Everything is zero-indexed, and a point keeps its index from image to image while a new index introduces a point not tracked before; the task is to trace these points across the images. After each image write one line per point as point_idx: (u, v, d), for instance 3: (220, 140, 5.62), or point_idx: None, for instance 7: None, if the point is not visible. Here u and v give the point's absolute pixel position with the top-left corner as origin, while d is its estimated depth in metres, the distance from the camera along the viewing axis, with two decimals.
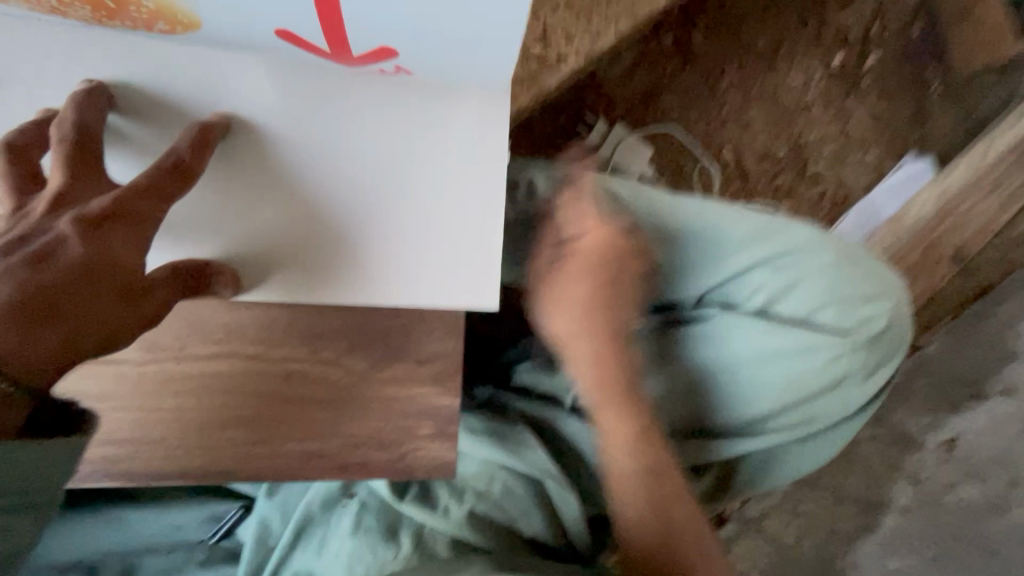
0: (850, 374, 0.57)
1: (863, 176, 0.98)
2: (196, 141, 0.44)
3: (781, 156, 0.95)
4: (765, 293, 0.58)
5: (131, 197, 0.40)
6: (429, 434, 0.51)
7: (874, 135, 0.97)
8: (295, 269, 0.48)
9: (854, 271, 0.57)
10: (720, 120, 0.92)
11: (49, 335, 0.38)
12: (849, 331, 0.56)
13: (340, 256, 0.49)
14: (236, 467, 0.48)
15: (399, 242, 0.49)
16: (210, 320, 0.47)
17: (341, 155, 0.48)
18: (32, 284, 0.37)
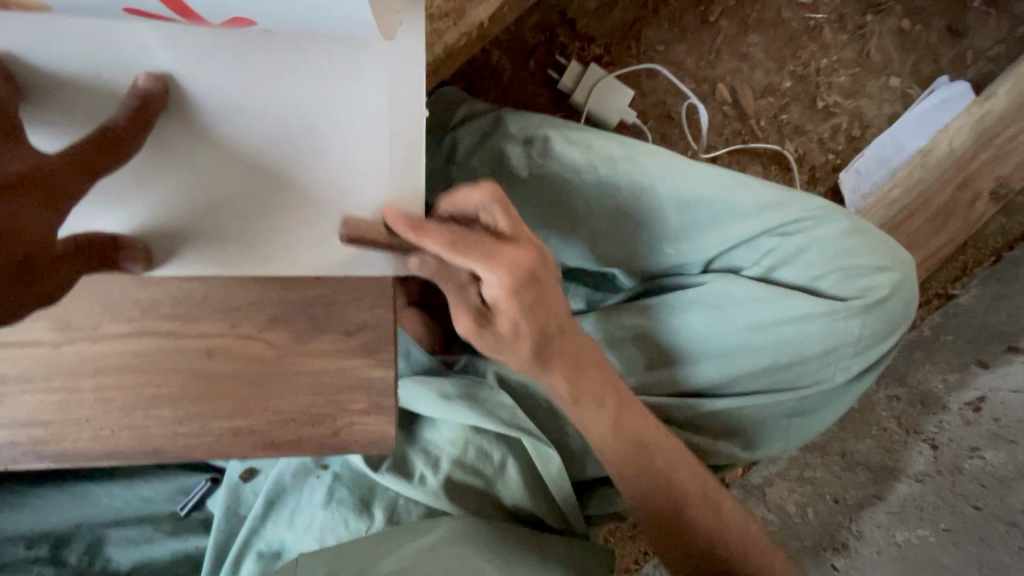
0: (844, 342, 0.57)
1: (886, 104, 0.86)
2: (133, 109, 0.41)
3: (787, 89, 0.84)
4: (770, 259, 0.58)
5: (54, 169, 0.37)
6: (364, 408, 0.48)
7: (900, 56, 0.85)
8: (211, 240, 0.46)
9: (863, 242, 0.57)
10: (715, 52, 0.81)
11: None
12: (849, 300, 0.56)
13: (263, 227, 0.46)
14: (164, 446, 0.46)
15: (320, 206, 0.46)
16: (124, 296, 0.46)
17: (273, 122, 0.44)
18: None
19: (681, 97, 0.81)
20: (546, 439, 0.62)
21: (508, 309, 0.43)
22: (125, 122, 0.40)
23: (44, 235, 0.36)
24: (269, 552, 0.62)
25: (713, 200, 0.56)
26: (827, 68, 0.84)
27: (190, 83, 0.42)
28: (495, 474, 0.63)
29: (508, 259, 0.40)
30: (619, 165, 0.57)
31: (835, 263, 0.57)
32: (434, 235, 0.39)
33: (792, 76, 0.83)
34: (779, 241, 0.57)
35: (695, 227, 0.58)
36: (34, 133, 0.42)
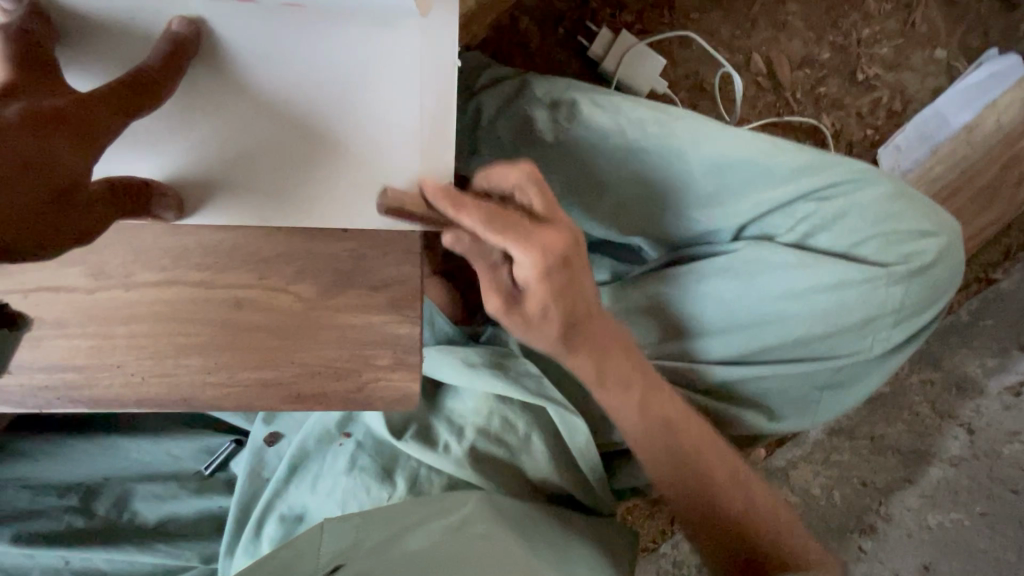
0: (883, 311, 0.56)
1: (930, 78, 0.82)
2: (166, 55, 0.41)
3: (826, 61, 0.81)
4: (806, 225, 0.56)
5: (87, 104, 0.38)
6: (389, 364, 0.48)
7: (947, 27, 0.81)
8: (242, 191, 0.46)
9: (906, 207, 0.55)
10: (751, 21, 0.79)
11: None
12: (889, 266, 0.55)
13: (293, 178, 0.46)
14: (192, 395, 0.47)
15: (351, 159, 0.46)
16: (156, 244, 0.46)
17: (304, 73, 0.44)
18: None
19: (714, 67, 0.79)
20: (571, 407, 0.62)
21: (538, 291, 0.43)
22: (160, 65, 0.40)
23: (73, 172, 0.37)
24: (292, 515, 0.62)
25: (750, 163, 0.54)
26: (869, 39, 0.81)
27: (222, 34, 0.42)
28: (520, 445, 0.62)
29: (545, 242, 0.40)
30: (648, 129, 0.55)
31: (876, 229, 0.55)
32: (472, 205, 0.38)
33: (831, 47, 0.80)
34: (815, 209, 0.55)
35: (729, 193, 0.56)
36: (70, 73, 0.43)
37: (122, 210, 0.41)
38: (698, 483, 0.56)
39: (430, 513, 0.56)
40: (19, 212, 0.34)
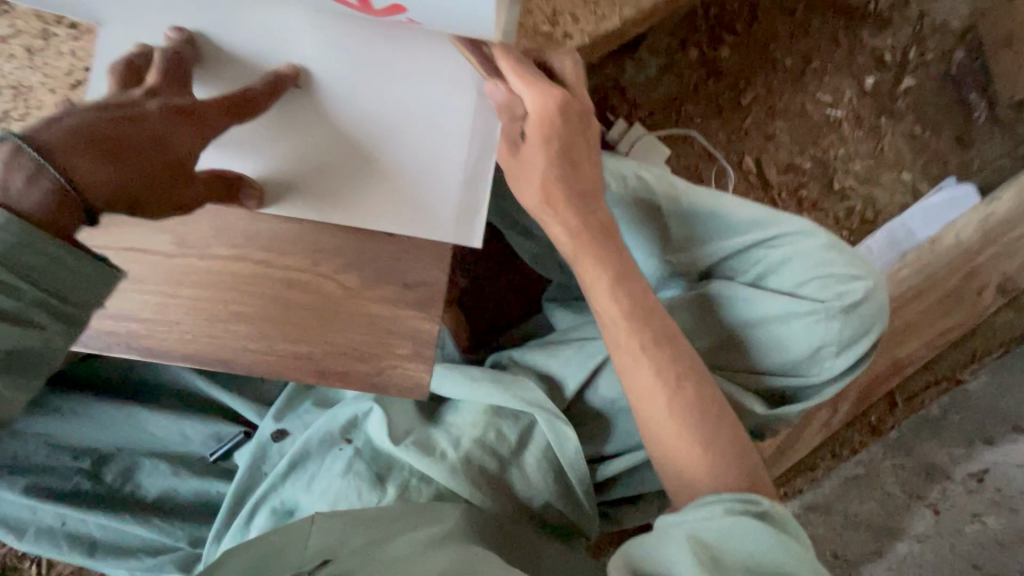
0: (826, 342, 0.63)
1: (898, 195, 0.95)
2: (269, 83, 0.51)
3: (807, 169, 0.94)
4: (758, 268, 0.66)
5: (206, 107, 0.48)
6: (407, 354, 0.55)
7: (912, 155, 0.95)
8: (307, 193, 0.55)
9: (840, 253, 0.64)
10: (744, 129, 0.93)
11: (109, 169, 0.44)
12: (828, 302, 0.63)
13: (351, 185, 0.55)
14: (236, 356, 0.54)
15: (404, 173, 0.55)
16: (235, 224, 0.55)
17: (373, 102, 0.54)
18: (118, 131, 0.45)
19: (712, 162, 0.93)
20: (563, 416, 0.66)
21: (534, 132, 0.53)
22: (262, 88, 0.51)
23: (184, 155, 0.48)
24: (283, 509, 0.66)
25: (710, 214, 0.65)
26: (844, 157, 0.95)
27: (309, 56, 0.53)
28: (510, 460, 0.67)
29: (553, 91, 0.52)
30: (628, 181, 0.66)
31: (816, 270, 0.64)
32: (509, 58, 0.52)
33: (812, 159, 0.94)
34: (771, 250, 0.66)
35: (696, 238, 0.67)
36: (198, 85, 0.54)
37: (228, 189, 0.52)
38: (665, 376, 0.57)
39: (419, 520, 0.59)
40: (137, 176, 0.46)
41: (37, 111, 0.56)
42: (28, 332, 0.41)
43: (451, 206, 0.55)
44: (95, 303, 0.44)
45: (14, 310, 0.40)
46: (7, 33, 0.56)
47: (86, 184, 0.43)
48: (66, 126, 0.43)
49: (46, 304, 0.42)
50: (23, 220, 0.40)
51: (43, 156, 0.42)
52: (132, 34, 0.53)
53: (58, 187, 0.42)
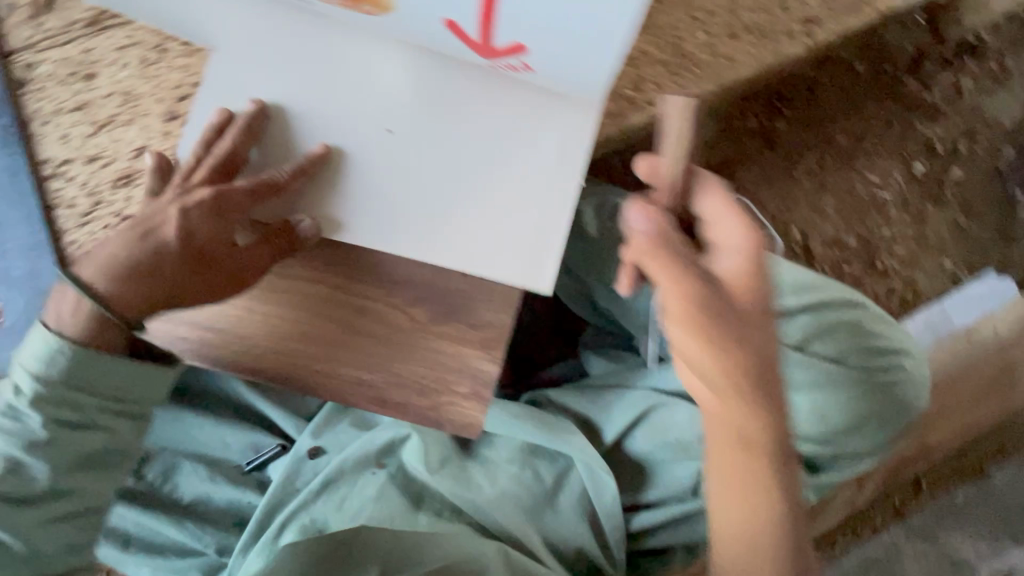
0: (869, 414, 0.63)
1: (938, 280, 0.96)
2: (297, 168, 0.52)
3: (852, 246, 0.96)
4: (804, 333, 0.64)
5: (233, 193, 0.52)
6: (465, 393, 0.56)
7: (955, 244, 0.97)
8: (367, 235, 0.54)
9: (881, 329, 0.65)
10: (794, 199, 0.96)
11: (141, 284, 0.52)
12: (872, 375, 0.63)
13: (411, 240, 0.53)
14: (301, 377, 0.56)
15: (449, 241, 0.53)
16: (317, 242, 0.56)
17: (445, 152, 0.53)
18: (148, 250, 0.52)
19: (759, 227, 0.95)
20: (603, 462, 0.67)
21: (739, 278, 0.48)
22: (285, 172, 0.52)
23: (211, 245, 0.53)
24: (312, 527, 0.66)
25: None
26: (889, 238, 0.96)
27: (389, 95, 0.53)
28: (544, 503, 0.67)
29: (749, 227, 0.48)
30: None
31: (860, 342, 0.64)
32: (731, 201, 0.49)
33: (857, 236, 0.96)
34: (814, 313, 0.65)
35: None
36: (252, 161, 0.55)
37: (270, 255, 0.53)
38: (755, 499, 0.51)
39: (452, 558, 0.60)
40: (165, 279, 0.52)
41: (140, 116, 0.59)
42: (105, 433, 0.53)
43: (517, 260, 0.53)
44: (137, 398, 0.53)
45: (92, 420, 0.52)
46: (125, 42, 0.59)
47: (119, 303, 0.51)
48: (110, 250, 0.52)
49: (99, 411, 0.52)
50: (85, 349, 0.51)
51: (82, 290, 0.51)
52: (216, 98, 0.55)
53: (101, 317, 0.52)
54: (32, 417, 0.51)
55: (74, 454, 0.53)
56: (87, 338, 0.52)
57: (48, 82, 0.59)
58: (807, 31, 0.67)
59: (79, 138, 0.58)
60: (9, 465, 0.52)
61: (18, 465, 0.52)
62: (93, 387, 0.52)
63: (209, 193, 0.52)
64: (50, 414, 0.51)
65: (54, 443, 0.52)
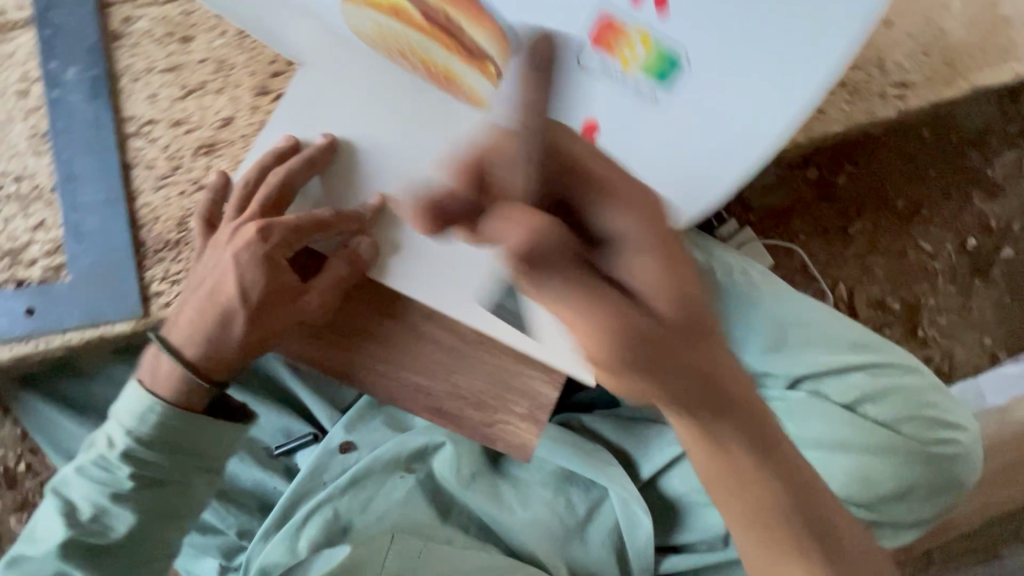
0: (917, 484, 0.63)
1: (975, 357, 0.97)
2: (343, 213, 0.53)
3: (895, 311, 0.96)
4: (858, 393, 0.65)
5: (282, 234, 0.51)
6: (522, 413, 0.55)
7: (996, 323, 0.97)
8: (427, 281, 0.54)
9: (938, 401, 0.65)
10: (845, 256, 0.95)
11: (195, 335, 0.52)
12: (924, 445, 0.63)
13: (471, 296, 0.53)
14: (355, 375, 0.54)
15: (489, 301, 0.54)
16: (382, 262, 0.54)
17: None
18: (203, 301, 0.51)
19: (809, 281, 0.94)
20: (639, 499, 0.65)
21: (664, 286, 0.32)
22: (335, 214, 0.52)
23: (255, 289, 0.51)
24: (338, 526, 0.66)
25: (813, 326, 0.66)
26: (932, 308, 0.96)
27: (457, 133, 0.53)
28: (575, 531, 0.67)
29: (649, 213, 0.32)
30: (733, 273, 0.66)
31: (915, 411, 0.64)
32: (622, 207, 0.31)
33: (901, 301, 0.96)
34: (871, 374, 0.65)
35: (797, 345, 0.66)
36: (303, 192, 0.55)
37: (327, 306, 0.53)
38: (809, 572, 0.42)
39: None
40: (211, 322, 0.51)
41: (230, 86, 0.58)
42: (178, 487, 0.52)
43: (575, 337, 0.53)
44: (222, 451, 0.53)
45: (169, 475, 0.51)
46: None
47: (182, 358, 0.51)
48: (185, 311, 0.52)
49: (183, 465, 0.51)
50: (171, 408, 0.50)
51: (167, 349, 0.52)
52: (289, 124, 0.55)
53: (182, 374, 0.51)
54: (120, 468, 0.50)
55: (159, 506, 0.51)
56: (174, 394, 0.51)
57: (143, 39, 0.58)
58: (898, 95, 0.67)
59: (167, 101, 0.57)
60: (92, 512, 0.50)
61: (101, 513, 0.50)
62: (181, 441, 0.51)
63: (257, 232, 0.51)
64: (137, 467, 0.50)
65: (140, 493, 0.50)
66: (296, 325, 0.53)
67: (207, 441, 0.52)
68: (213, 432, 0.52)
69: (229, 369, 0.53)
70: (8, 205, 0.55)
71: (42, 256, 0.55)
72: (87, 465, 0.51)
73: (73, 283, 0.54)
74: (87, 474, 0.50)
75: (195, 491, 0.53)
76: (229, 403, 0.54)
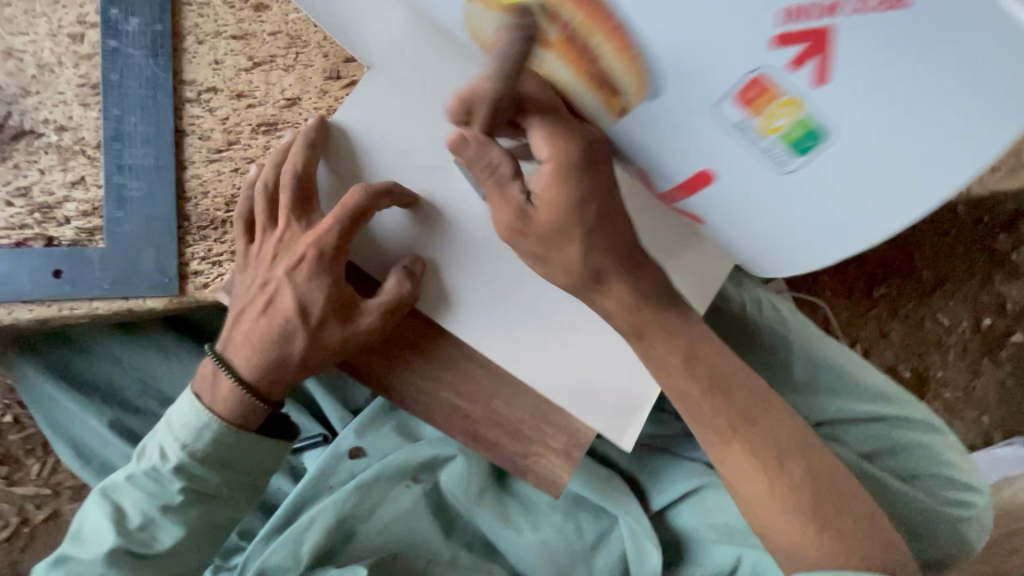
0: (924, 546, 0.59)
1: (970, 434, 0.99)
2: (379, 192, 0.48)
3: (904, 379, 0.98)
4: (874, 443, 0.61)
5: (328, 236, 0.47)
6: (558, 448, 0.53)
7: (995, 404, 1.00)
8: (482, 306, 0.52)
9: (958, 460, 0.62)
10: (864, 317, 0.96)
11: (242, 353, 0.49)
12: (939, 507, 0.59)
13: (526, 332, 0.52)
14: (395, 387, 0.52)
15: (538, 329, 0.52)
16: (440, 277, 0.52)
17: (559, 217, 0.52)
18: (251, 317, 0.49)
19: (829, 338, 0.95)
20: (650, 534, 0.64)
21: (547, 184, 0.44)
22: (367, 194, 0.47)
23: (306, 309, 0.48)
24: (343, 531, 0.64)
25: (835, 368, 0.62)
26: (940, 381, 0.98)
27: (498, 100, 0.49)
28: (581, 560, 0.65)
29: (564, 132, 0.43)
30: (764, 310, 0.63)
31: (933, 469, 0.61)
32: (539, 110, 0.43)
33: (911, 370, 0.98)
34: (890, 426, 0.62)
35: (819, 389, 0.62)
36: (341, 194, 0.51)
37: (387, 323, 0.49)
38: (787, 496, 0.49)
39: None
40: (256, 336, 0.48)
41: (300, 63, 0.54)
42: (215, 506, 0.49)
43: (632, 385, 0.53)
44: (269, 469, 0.51)
45: (213, 490, 0.49)
46: None
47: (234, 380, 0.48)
48: (243, 328, 0.49)
49: (234, 481, 0.49)
50: (227, 423, 0.48)
51: (218, 361, 0.49)
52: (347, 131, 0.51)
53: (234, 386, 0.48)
54: (172, 480, 0.48)
55: (208, 521, 0.49)
56: (232, 411, 0.48)
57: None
58: None
59: (231, 70, 0.54)
60: (140, 521, 0.48)
61: (149, 523, 0.48)
62: (236, 456, 0.49)
63: (312, 247, 0.47)
64: (191, 482, 0.48)
65: (190, 507, 0.48)
66: (352, 346, 0.49)
67: (257, 460, 0.50)
68: (263, 453, 0.50)
69: (283, 385, 0.50)
70: (46, 155, 0.52)
71: (76, 215, 0.51)
72: (138, 473, 0.49)
73: (105, 252, 0.51)
74: (138, 482, 0.48)
75: (230, 505, 0.50)
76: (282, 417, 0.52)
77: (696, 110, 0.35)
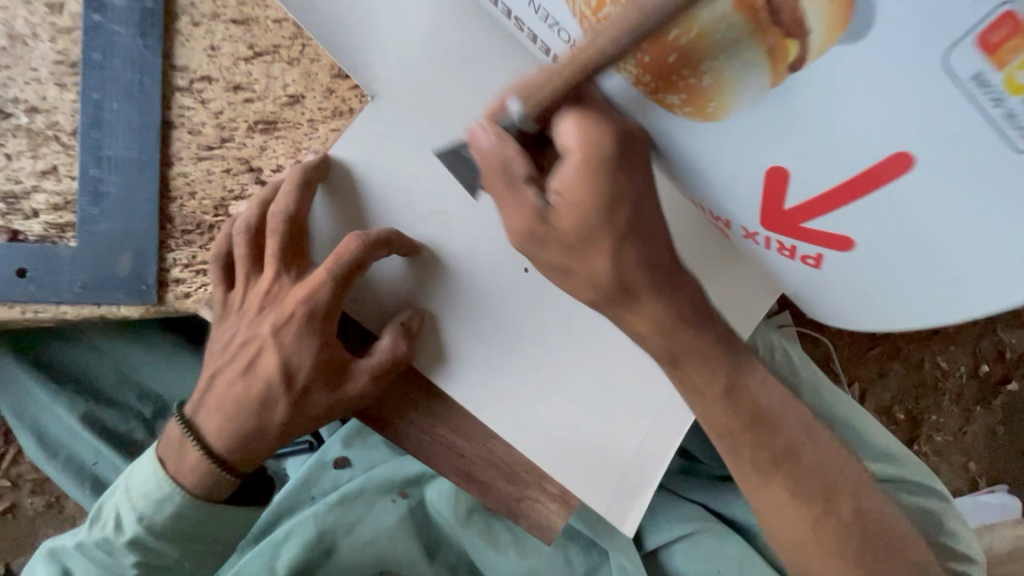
0: None
1: (956, 479, 1.00)
2: (378, 241, 0.45)
3: (897, 420, 0.97)
4: None
5: (320, 298, 0.44)
6: (553, 492, 0.50)
7: (984, 450, 0.99)
8: (484, 361, 0.49)
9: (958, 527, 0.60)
10: (864, 357, 0.95)
11: (215, 419, 0.46)
12: None
13: (528, 389, 0.49)
14: (388, 417, 0.49)
15: (541, 382, 0.49)
16: (441, 337, 0.48)
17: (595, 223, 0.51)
18: (229, 380, 0.46)
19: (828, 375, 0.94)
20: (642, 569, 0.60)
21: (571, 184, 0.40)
22: (363, 245, 0.44)
23: (290, 368, 0.45)
24: (321, 546, 0.61)
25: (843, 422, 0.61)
26: (932, 424, 0.98)
27: None
28: None
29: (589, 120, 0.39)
30: (776, 356, 0.60)
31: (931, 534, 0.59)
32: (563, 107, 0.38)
33: (905, 412, 0.97)
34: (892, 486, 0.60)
35: None
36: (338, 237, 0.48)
37: (380, 388, 0.46)
38: (835, 541, 0.46)
39: None
40: (235, 402, 0.45)
41: (305, 56, 0.48)
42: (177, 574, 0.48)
43: (636, 464, 0.49)
44: (238, 536, 0.49)
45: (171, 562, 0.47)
46: None
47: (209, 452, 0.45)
48: (217, 392, 0.46)
49: (194, 552, 0.47)
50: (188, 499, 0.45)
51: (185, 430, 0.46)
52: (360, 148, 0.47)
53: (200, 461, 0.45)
54: (126, 555, 0.46)
55: None
56: (197, 483, 0.45)
57: None
58: None
59: (228, 59, 0.48)
60: None
61: None
62: (199, 530, 0.46)
63: (302, 306, 0.44)
64: (147, 557, 0.46)
65: None
66: (342, 410, 0.46)
67: (221, 530, 0.48)
68: (227, 524, 0.47)
69: (265, 453, 0.46)
70: (14, 139, 0.47)
71: (45, 209, 0.47)
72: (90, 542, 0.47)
73: (77, 252, 0.46)
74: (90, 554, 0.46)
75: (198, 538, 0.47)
76: (256, 483, 0.49)
77: (907, 78, 0.26)
